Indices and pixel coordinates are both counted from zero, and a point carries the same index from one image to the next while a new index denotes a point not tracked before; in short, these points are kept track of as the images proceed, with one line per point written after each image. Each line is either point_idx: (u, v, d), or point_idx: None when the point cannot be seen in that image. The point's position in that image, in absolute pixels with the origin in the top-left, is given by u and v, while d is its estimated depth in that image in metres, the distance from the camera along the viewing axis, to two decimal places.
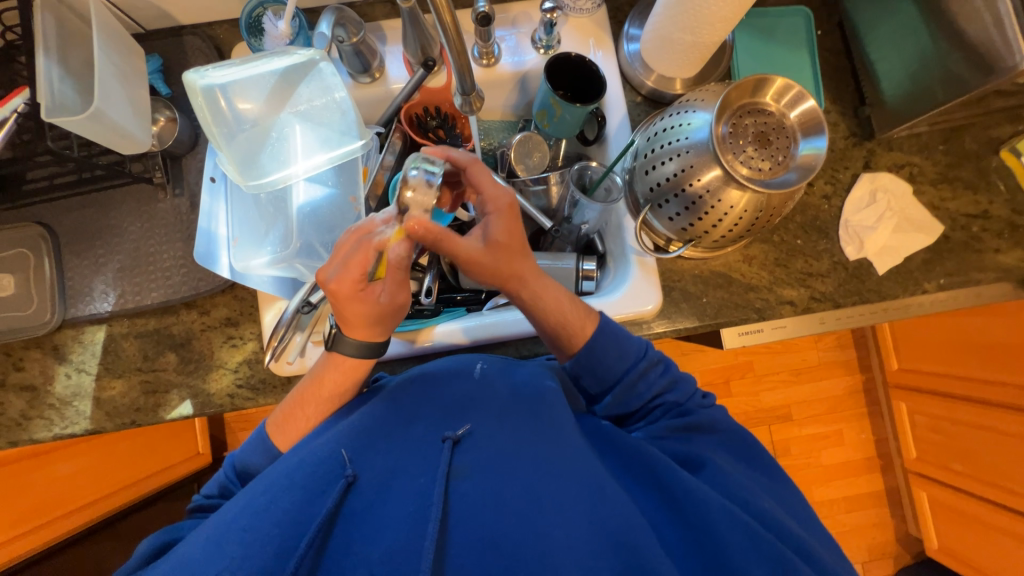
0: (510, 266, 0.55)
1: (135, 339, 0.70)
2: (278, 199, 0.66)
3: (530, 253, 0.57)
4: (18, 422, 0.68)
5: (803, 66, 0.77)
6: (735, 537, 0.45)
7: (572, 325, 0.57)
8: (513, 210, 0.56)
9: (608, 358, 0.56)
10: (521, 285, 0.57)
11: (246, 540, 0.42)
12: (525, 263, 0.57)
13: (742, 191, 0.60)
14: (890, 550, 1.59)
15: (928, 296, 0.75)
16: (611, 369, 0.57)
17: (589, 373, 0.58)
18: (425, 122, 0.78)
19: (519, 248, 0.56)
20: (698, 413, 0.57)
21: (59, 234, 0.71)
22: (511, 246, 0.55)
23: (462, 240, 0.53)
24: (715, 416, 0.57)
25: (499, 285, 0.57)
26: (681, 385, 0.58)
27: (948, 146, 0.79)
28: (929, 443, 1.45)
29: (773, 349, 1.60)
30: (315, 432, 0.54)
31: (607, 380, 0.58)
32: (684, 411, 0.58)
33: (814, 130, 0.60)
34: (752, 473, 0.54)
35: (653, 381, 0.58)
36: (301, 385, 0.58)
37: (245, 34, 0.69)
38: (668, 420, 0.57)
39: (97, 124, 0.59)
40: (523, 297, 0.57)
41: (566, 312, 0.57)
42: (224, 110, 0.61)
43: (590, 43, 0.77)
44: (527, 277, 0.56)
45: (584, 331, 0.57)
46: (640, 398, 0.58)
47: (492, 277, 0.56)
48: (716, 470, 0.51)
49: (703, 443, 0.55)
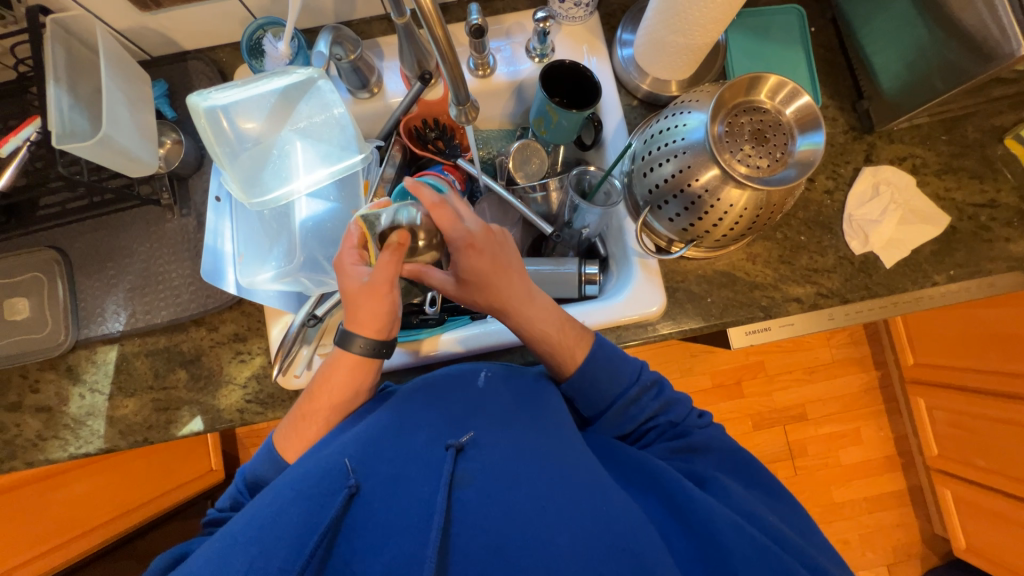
0: (490, 296, 0.57)
1: (146, 357, 0.71)
2: (281, 215, 0.67)
3: (512, 276, 0.57)
4: (34, 443, 0.70)
5: (799, 63, 0.77)
6: (744, 551, 0.44)
7: (561, 353, 0.57)
8: (485, 239, 0.56)
9: (602, 380, 0.57)
10: (509, 313, 0.58)
11: (254, 553, 0.42)
12: (505, 290, 0.57)
13: (742, 189, 0.59)
14: (916, 552, 1.54)
15: (939, 288, 0.74)
16: (604, 392, 0.57)
17: (582, 394, 0.58)
18: (424, 134, 0.80)
19: (495, 276, 0.56)
20: (695, 434, 0.57)
21: (71, 257, 0.72)
22: (485, 276, 0.56)
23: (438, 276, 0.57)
24: (712, 436, 0.58)
25: (491, 311, 0.59)
26: (676, 407, 0.59)
27: (950, 136, 0.78)
28: (950, 439, 1.42)
29: (784, 348, 1.58)
30: (323, 440, 0.53)
31: (600, 403, 0.58)
32: (682, 430, 0.58)
33: (812, 126, 0.60)
34: (755, 494, 0.54)
35: (646, 404, 0.58)
36: (309, 389, 0.58)
37: (246, 56, 0.71)
38: (667, 442, 0.58)
39: (105, 149, 0.60)
40: (516, 324, 0.58)
41: (551, 335, 0.57)
42: (227, 130, 0.62)
43: (584, 50, 0.78)
44: (510, 305, 0.57)
45: (574, 358, 0.57)
46: (633, 421, 0.58)
47: (481, 305, 0.58)
48: (720, 485, 0.51)
49: (705, 465, 0.55)
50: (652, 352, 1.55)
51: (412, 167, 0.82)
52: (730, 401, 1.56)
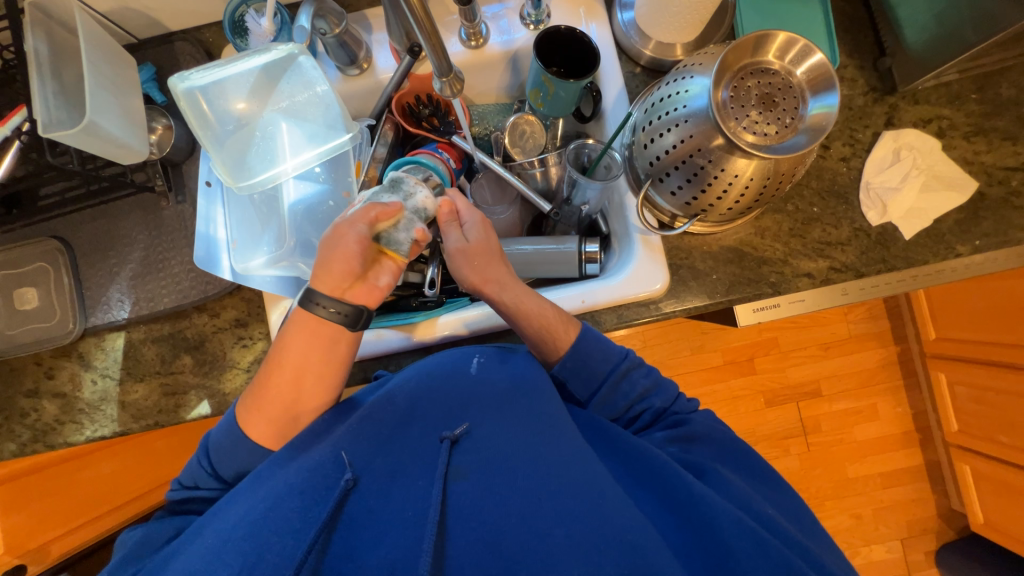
0: (486, 271, 0.61)
1: (152, 344, 0.72)
2: (271, 199, 0.66)
3: (504, 258, 0.63)
4: (52, 426, 0.71)
5: (815, 19, 0.71)
6: (747, 549, 0.43)
7: (554, 330, 0.58)
8: (487, 223, 0.64)
9: (595, 360, 0.57)
10: (498, 289, 0.60)
11: (247, 550, 0.41)
12: (498, 268, 0.61)
13: (749, 158, 0.56)
14: (932, 527, 1.52)
15: (963, 260, 0.69)
16: (595, 371, 0.58)
17: (574, 375, 0.58)
18: (417, 111, 0.78)
19: (494, 253, 0.62)
20: (695, 422, 0.57)
21: (74, 247, 0.73)
22: (487, 251, 0.62)
23: (446, 239, 0.62)
24: (712, 425, 0.58)
25: (471, 287, 0.62)
26: (665, 388, 0.60)
27: (982, 95, 0.72)
28: (973, 414, 1.38)
29: (799, 324, 1.54)
30: (308, 436, 0.52)
31: (592, 381, 0.58)
32: (676, 418, 0.58)
33: (825, 87, 0.55)
34: (751, 483, 0.53)
35: (637, 380, 0.59)
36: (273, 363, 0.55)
37: (230, 34, 0.68)
38: (665, 429, 0.57)
39: (92, 137, 0.60)
40: (501, 301, 0.60)
41: (547, 315, 0.59)
42: (207, 112, 0.61)
43: (581, 13, 0.74)
44: (504, 281, 0.60)
45: (567, 335, 0.59)
46: (625, 399, 0.58)
47: (473, 276, 0.61)
48: (717, 477, 0.51)
49: (702, 453, 0.55)
50: (662, 330, 1.53)
51: (406, 146, 0.81)
52: (742, 378, 1.53)
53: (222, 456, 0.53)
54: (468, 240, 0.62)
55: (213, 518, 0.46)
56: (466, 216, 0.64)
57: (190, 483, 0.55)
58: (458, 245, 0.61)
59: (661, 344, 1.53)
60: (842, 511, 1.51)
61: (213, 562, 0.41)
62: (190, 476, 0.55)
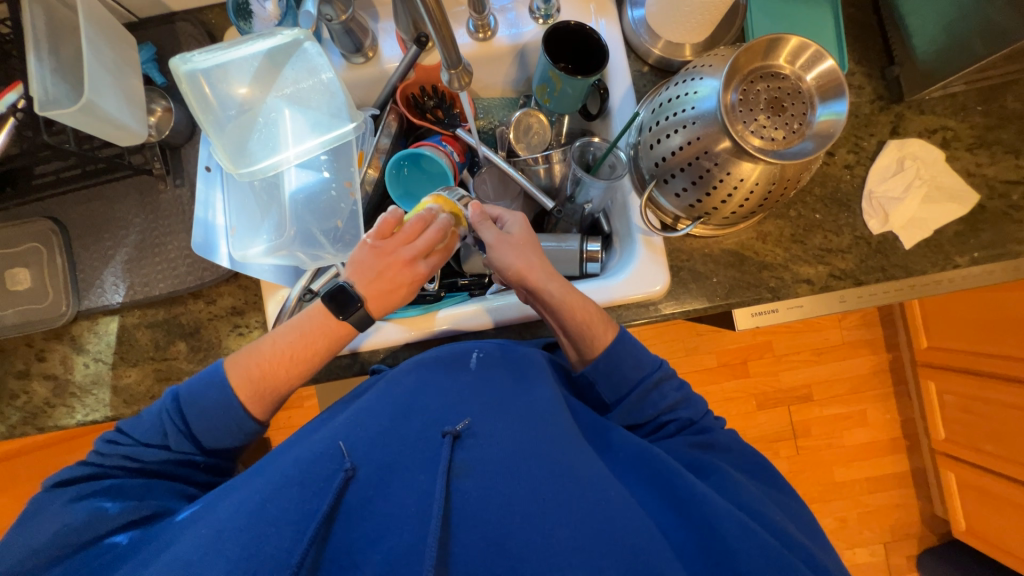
0: (531, 258, 0.60)
1: (146, 329, 0.71)
2: (271, 186, 0.65)
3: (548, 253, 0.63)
4: (42, 409, 0.71)
5: (825, 24, 0.71)
6: (750, 554, 0.43)
7: (596, 323, 0.58)
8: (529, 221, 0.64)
9: (627, 364, 0.57)
10: (545, 276, 0.59)
11: (245, 541, 0.41)
12: (543, 258, 0.61)
13: (755, 163, 0.55)
14: (915, 532, 1.55)
15: (960, 271, 0.70)
16: (627, 376, 0.57)
17: (604, 377, 0.58)
18: (422, 102, 0.76)
19: (539, 246, 0.62)
20: (716, 431, 0.58)
21: (68, 228, 0.72)
22: (532, 243, 0.62)
23: (488, 232, 0.61)
24: (730, 436, 0.58)
25: (513, 276, 0.60)
26: (693, 403, 0.59)
27: (987, 107, 0.72)
28: (960, 423, 1.40)
29: (794, 329, 1.55)
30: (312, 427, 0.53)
31: (622, 387, 0.58)
32: (701, 428, 0.58)
33: (834, 94, 0.55)
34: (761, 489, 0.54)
35: (668, 392, 0.59)
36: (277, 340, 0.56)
37: (233, 17, 0.66)
38: (686, 436, 0.57)
39: (91, 117, 0.59)
40: (547, 289, 0.58)
41: (589, 309, 0.59)
42: (210, 96, 0.60)
43: (591, 10, 0.73)
44: (550, 268, 0.60)
45: (606, 331, 0.59)
46: (653, 408, 0.58)
47: (519, 262, 0.59)
48: (726, 477, 0.51)
49: (719, 459, 0.55)
50: (658, 330, 1.53)
51: (410, 137, 0.80)
52: (735, 380, 1.54)
53: (228, 437, 0.53)
54: (511, 234, 0.62)
55: (204, 512, 0.45)
56: (507, 216, 0.64)
57: (154, 442, 0.53)
58: (503, 236, 0.61)
59: (657, 344, 1.54)
60: (828, 514, 1.53)
61: (210, 554, 0.41)
62: (156, 435, 0.53)
